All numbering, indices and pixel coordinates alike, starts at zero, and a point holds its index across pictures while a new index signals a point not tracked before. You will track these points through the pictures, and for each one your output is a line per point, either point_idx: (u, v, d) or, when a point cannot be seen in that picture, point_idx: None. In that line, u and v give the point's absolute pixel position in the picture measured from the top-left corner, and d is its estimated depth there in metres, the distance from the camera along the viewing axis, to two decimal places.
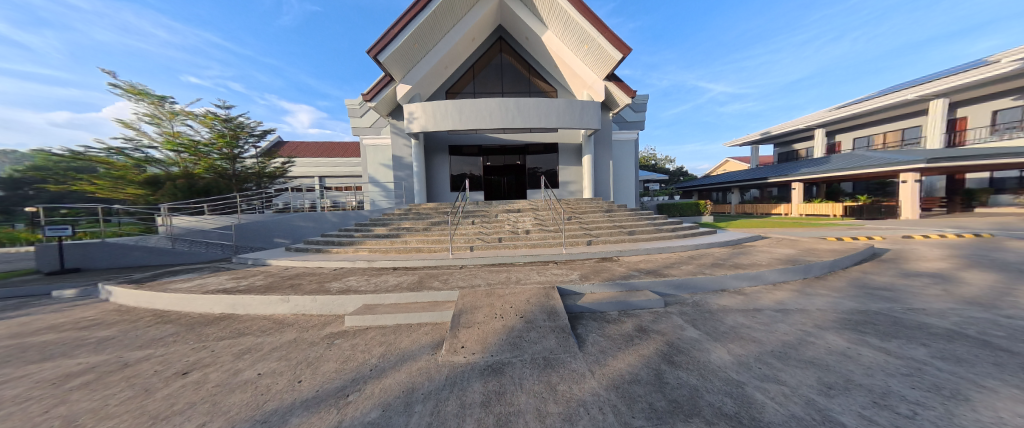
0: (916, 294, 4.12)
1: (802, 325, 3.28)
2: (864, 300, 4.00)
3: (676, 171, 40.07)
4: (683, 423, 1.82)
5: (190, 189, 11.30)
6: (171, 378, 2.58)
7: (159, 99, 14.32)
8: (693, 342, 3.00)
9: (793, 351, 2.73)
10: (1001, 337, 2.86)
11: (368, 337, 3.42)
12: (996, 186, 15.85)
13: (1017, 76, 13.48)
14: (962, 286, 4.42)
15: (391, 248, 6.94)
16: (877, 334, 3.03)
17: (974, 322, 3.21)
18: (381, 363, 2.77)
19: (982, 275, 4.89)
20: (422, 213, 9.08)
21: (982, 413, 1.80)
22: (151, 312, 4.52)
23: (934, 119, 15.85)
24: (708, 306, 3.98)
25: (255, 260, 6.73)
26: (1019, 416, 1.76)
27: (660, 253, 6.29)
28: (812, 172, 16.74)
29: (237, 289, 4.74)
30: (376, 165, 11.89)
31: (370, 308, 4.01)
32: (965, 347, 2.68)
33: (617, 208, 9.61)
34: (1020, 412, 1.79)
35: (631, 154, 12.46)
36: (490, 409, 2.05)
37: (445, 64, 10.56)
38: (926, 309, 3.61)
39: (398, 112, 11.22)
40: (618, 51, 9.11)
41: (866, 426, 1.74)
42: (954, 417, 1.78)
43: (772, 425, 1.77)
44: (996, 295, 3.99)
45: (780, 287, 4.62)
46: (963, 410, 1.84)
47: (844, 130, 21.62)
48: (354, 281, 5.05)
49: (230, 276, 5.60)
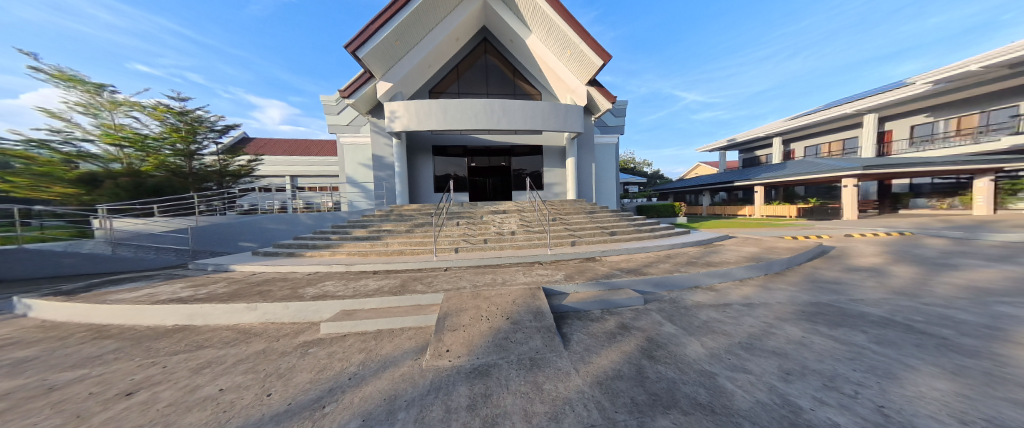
0: (858, 287, 4.64)
1: (765, 318, 3.58)
2: (816, 293, 4.44)
3: (652, 174, 42.02)
4: (662, 415, 1.93)
5: (137, 188, 10.23)
6: (111, 400, 2.29)
7: (97, 86, 12.52)
8: (671, 337, 3.17)
9: (758, 342, 2.95)
10: (923, 322, 3.30)
11: (347, 344, 3.26)
12: (915, 190, 18.09)
13: (929, 97, 15.93)
14: (891, 278, 5.08)
15: (371, 251, 6.65)
16: (826, 322, 3.38)
17: (901, 309, 3.70)
18: (360, 371, 2.65)
19: (907, 268, 5.63)
20: (405, 214, 8.80)
21: (908, 389, 2.06)
22: (85, 326, 3.98)
23: (867, 131, 18.03)
24: (684, 302, 4.21)
25: (216, 266, 6.18)
26: (936, 389, 2.04)
27: (640, 253, 6.56)
28: (771, 176, 18.24)
29: (195, 298, 4.32)
30: (356, 165, 11.41)
31: (349, 313, 3.84)
32: (896, 332, 3.07)
33: (600, 209, 9.88)
34: (936, 386, 2.08)
35: (612, 157, 12.89)
36: (476, 412, 2.03)
37: (429, 63, 10.39)
38: (864, 300, 4.09)
39: (379, 109, 10.79)
40: (598, 58, 9.45)
41: (819, 407, 1.93)
42: (887, 393, 2.03)
43: (741, 413, 1.91)
44: (919, 286, 4.60)
45: (747, 283, 4.98)
46: (893, 387, 2.11)
47: (797, 139, 23.85)
48: (331, 285, 4.78)
49: (187, 284, 5.08)
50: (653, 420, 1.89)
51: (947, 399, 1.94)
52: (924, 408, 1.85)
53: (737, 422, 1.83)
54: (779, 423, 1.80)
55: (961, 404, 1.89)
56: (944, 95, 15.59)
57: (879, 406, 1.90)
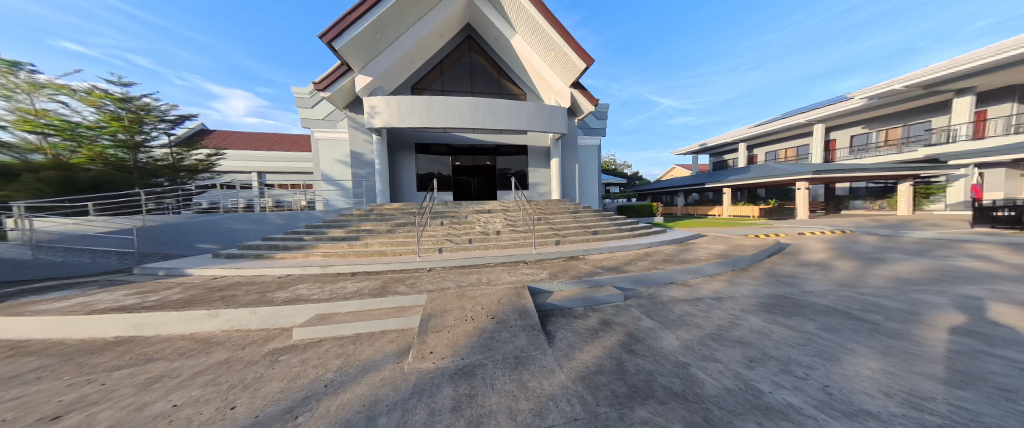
0: (809, 280, 5.13)
1: (732, 310, 3.87)
2: (774, 286, 4.86)
3: (631, 176, 43.66)
4: (640, 405, 2.03)
5: (67, 183, 8.86)
6: (36, 425, 2.01)
7: (9, 65, 10.27)
8: (649, 332, 3.33)
9: (726, 333, 3.18)
10: (862, 310, 3.72)
11: (323, 349, 3.09)
12: (853, 193, 20.13)
13: (866, 110, 17.93)
14: (837, 271, 5.68)
15: (350, 251, 6.34)
16: (783, 313, 3.72)
17: (844, 299, 4.16)
18: (338, 378, 2.54)
19: (849, 262, 6.32)
20: (386, 213, 8.47)
21: (849, 370, 2.33)
22: (2, 342, 3.45)
23: (815, 140, 19.95)
24: (661, 298, 4.44)
25: (168, 270, 5.60)
26: (870, 369, 2.32)
27: (620, 251, 6.81)
28: (736, 179, 19.65)
29: (143, 307, 3.89)
30: (332, 161, 10.82)
31: (325, 317, 3.65)
32: (839, 319, 3.44)
33: (583, 209, 10.10)
34: (870, 366, 2.37)
35: (594, 159, 13.24)
36: (461, 413, 2.03)
37: (411, 58, 10.07)
38: (815, 291, 4.54)
39: (357, 104, 10.31)
40: (581, 61, 9.68)
41: (776, 389, 2.13)
42: (831, 374, 2.28)
43: (710, 399, 2.06)
44: (859, 278, 5.18)
45: (716, 278, 5.34)
46: (837, 368, 2.37)
47: (759, 145, 25.87)
48: (305, 289, 4.51)
49: (133, 291, 4.55)
50: (632, 410, 1.99)
51: (878, 377, 2.21)
52: (860, 387, 2.10)
53: (708, 408, 1.98)
54: (743, 407, 1.96)
55: (889, 380, 2.16)
56: (878, 110, 17.63)
57: (824, 386, 2.13)
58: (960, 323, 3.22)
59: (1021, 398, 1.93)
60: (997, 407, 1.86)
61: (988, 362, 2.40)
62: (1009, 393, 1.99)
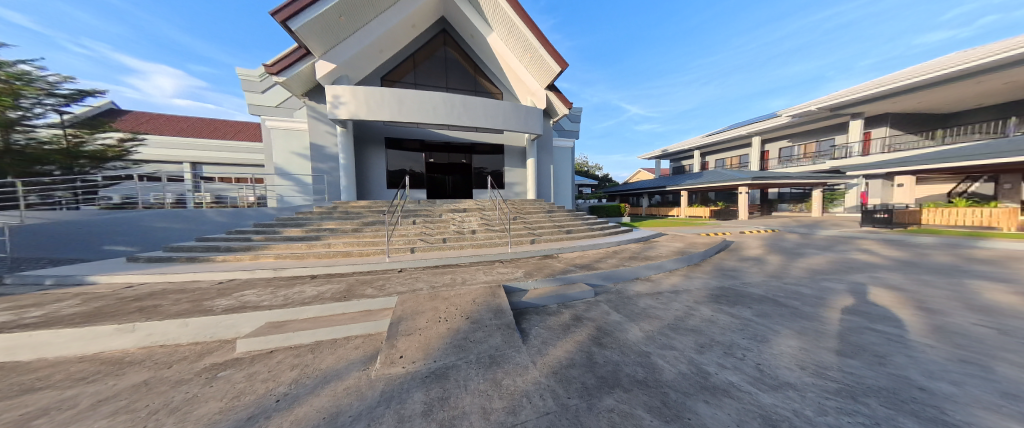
0: (749, 273, 5.84)
1: (687, 302, 4.27)
2: (721, 279, 5.45)
3: (601, 178, 45.68)
4: (607, 394, 2.16)
5: None
6: None
7: None
8: (616, 325, 3.54)
9: (682, 323, 3.50)
10: (788, 297, 4.33)
11: (275, 361, 2.80)
12: (782, 197, 23.26)
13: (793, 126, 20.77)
14: (769, 264, 6.53)
15: (309, 252, 5.80)
16: (727, 302, 4.19)
17: (775, 288, 4.80)
18: (292, 391, 2.32)
19: (779, 257, 7.30)
20: (351, 211, 7.89)
21: (776, 349, 2.70)
22: None
23: (754, 150, 22.65)
24: (627, 292, 4.74)
25: (59, 280, 4.60)
26: (791, 347, 2.72)
27: (591, 249, 7.13)
28: (690, 183, 21.58)
29: (24, 325, 3.15)
30: (288, 153, 9.82)
31: (278, 326, 3.32)
32: (770, 306, 3.97)
33: (557, 209, 10.33)
34: (792, 345, 2.77)
35: (568, 160, 13.62)
36: (432, 417, 1.98)
37: (380, 47, 9.46)
38: (752, 283, 5.18)
39: (319, 92, 9.48)
40: (557, 65, 9.85)
41: (721, 371, 2.40)
42: (762, 354, 2.63)
43: (667, 383, 2.26)
44: (786, 270, 6.02)
45: (673, 273, 5.84)
46: (767, 348, 2.74)
47: (710, 153, 28.66)
48: (252, 295, 4.03)
49: (12, 306, 3.67)
50: (599, 399, 2.11)
51: (798, 354, 2.60)
52: (784, 363, 2.45)
53: (665, 391, 2.16)
54: (694, 388, 2.19)
55: (805, 356, 2.55)
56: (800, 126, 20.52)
57: (757, 364, 2.45)
58: (852, 304, 3.92)
59: (890, 362, 2.41)
60: (874, 370, 2.30)
61: (869, 335, 2.95)
62: (882, 358, 2.48)
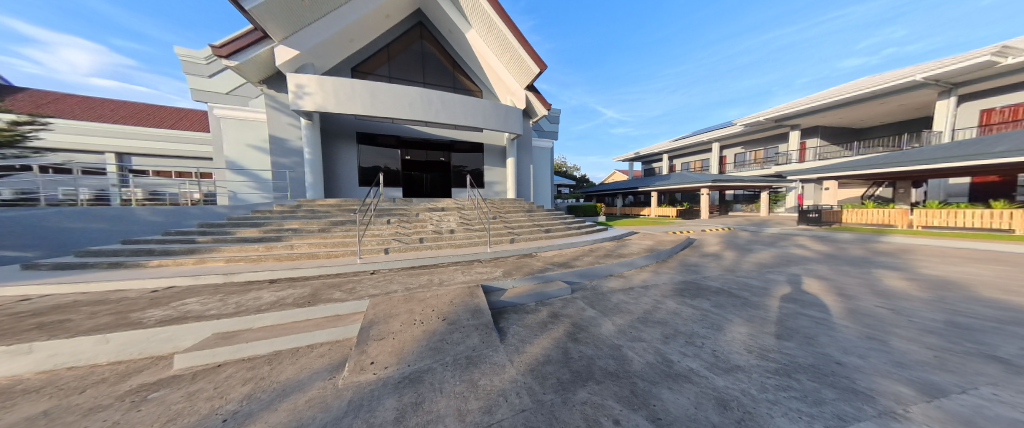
0: (709, 268, 6.34)
1: (655, 296, 4.53)
2: (686, 274, 5.86)
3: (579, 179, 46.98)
4: (581, 388, 2.23)
5: None
6: None
7: None
8: (591, 320, 3.66)
9: (651, 316, 3.71)
10: (740, 288, 4.77)
11: (225, 376, 2.53)
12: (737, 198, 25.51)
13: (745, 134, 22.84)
14: (725, 259, 7.16)
15: (267, 255, 5.30)
16: (689, 295, 4.52)
17: (730, 281, 5.27)
18: (245, 407, 2.11)
19: (734, 253, 8.01)
20: (318, 210, 7.34)
21: (730, 336, 2.96)
22: None
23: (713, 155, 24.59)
24: (602, 289, 4.93)
25: None
26: (741, 334, 2.99)
27: (569, 248, 7.31)
28: (658, 185, 22.91)
29: None
30: (241, 145, 8.89)
31: (228, 337, 3.00)
32: (725, 297, 4.34)
33: (537, 208, 10.42)
34: (742, 332, 3.05)
35: (546, 161, 13.78)
36: (404, 423, 1.91)
37: (349, 35, 8.84)
38: (711, 276, 5.63)
39: (279, 80, 8.71)
40: (535, 65, 9.88)
41: (683, 359, 2.57)
42: (718, 341, 2.87)
43: (636, 373, 2.38)
44: (739, 264, 6.63)
45: (643, 269, 6.17)
46: (722, 336, 2.99)
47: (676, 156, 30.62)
48: (197, 303, 3.61)
49: None
50: (573, 393, 2.18)
51: (746, 339, 2.88)
52: (734, 348, 2.70)
53: (634, 381, 2.28)
54: (659, 376, 2.33)
55: (752, 341, 2.83)
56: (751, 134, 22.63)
57: (713, 351, 2.67)
58: (791, 293, 4.42)
59: (817, 341, 2.76)
60: (804, 349, 2.61)
61: (802, 319, 3.34)
62: (811, 339, 2.82)
